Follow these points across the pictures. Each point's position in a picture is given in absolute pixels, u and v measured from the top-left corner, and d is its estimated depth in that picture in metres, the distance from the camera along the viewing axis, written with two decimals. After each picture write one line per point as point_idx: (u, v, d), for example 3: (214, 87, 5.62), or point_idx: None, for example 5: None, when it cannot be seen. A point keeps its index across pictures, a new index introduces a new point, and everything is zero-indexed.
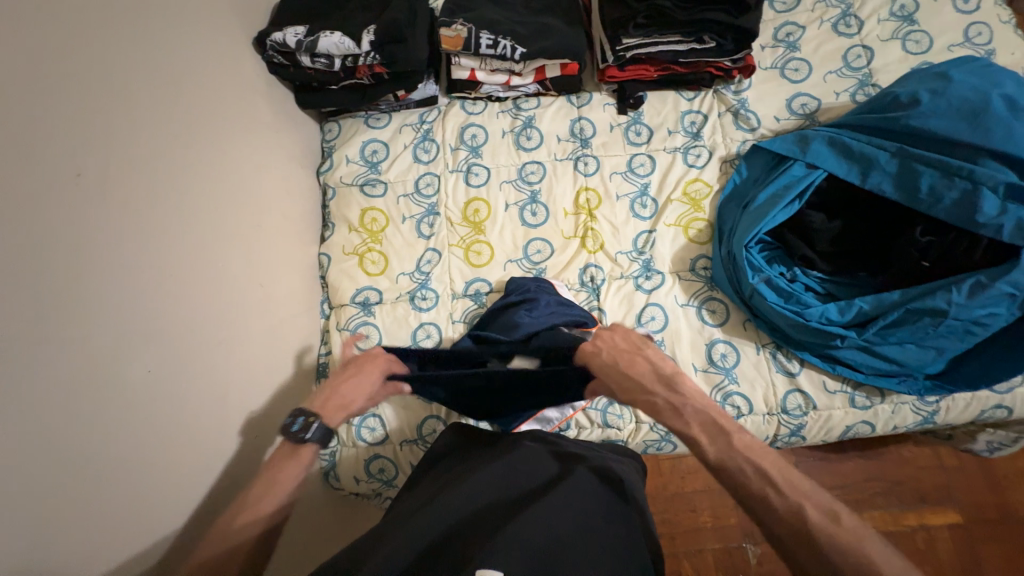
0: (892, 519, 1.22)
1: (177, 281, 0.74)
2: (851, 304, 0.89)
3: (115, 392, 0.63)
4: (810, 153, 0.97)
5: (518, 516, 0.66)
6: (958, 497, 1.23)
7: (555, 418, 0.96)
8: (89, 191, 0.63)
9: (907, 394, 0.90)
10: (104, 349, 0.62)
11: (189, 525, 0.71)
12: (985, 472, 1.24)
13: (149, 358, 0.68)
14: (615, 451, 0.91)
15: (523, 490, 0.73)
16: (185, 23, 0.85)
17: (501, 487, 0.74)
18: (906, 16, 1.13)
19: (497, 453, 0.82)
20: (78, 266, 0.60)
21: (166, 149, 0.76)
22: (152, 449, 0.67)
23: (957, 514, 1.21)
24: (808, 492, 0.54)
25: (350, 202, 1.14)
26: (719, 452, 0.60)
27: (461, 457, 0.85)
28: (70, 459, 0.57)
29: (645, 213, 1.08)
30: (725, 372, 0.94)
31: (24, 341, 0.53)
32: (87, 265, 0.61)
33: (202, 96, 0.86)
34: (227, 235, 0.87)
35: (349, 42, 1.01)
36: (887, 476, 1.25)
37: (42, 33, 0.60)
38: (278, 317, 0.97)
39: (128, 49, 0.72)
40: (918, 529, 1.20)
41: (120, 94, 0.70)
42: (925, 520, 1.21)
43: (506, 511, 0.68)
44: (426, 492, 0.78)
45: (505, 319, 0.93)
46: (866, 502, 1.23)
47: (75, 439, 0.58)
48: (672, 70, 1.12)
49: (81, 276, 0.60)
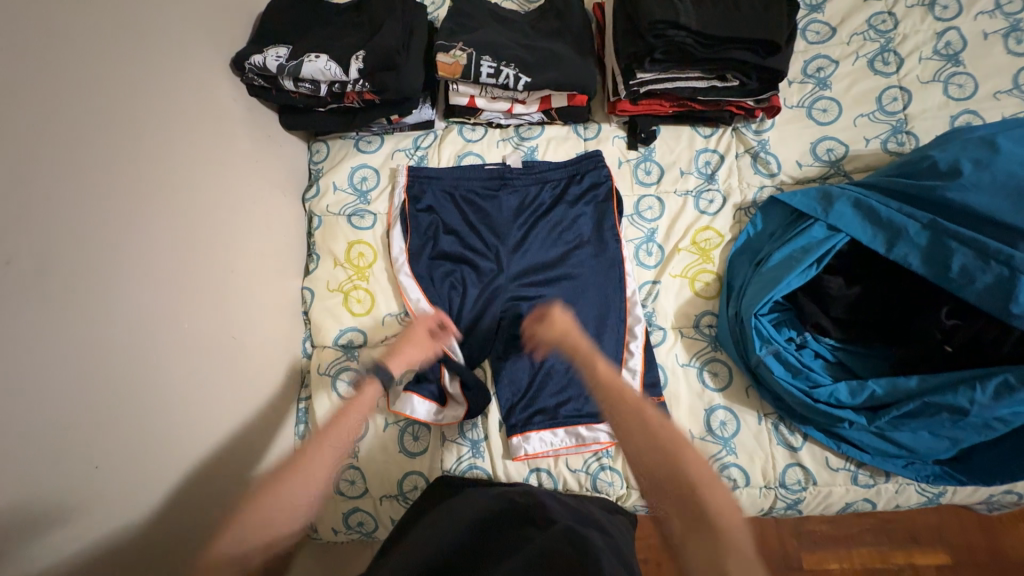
0: (879, 556, 1.20)
1: (122, 357, 0.67)
2: (864, 386, 0.84)
3: (49, 491, 0.57)
4: (833, 215, 0.89)
5: (517, 555, 0.62)
6: (948, 537, 1.21)
7: (551, 451, 0.93)
8: (24, 275, 0.56)
9: (911, 478, 0.86)
10: (42, 449, 0.57)
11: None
12: (977, 516, 1.22)
13: (99, 451, 0.63)
14: (605, 508, 0.86)
15: (488, 534, 0.68)
16: (148, 56, 0.77)
17: (484, 532, 0.69)
18: (950, 55, 1.03)
19: (454, 509, 0.77)
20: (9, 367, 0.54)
21: (121, 208, 0.69)
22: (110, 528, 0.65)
23: (946, 555, 1.20)
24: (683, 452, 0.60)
25: (336, 233, 1.07)
26: (651, 432, 0.61)
27: (447, 504, 0.80)
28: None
29: (651, 261, 1.02)
30: (723, 442, 0.92)
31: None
32: (24, 365, 0.55)
33: (163, 141, 0.78)
34: (195, 288, 0.81)
35: (336, 68, 0.92)
36: (878, 513, 1.23)
37: None
38: (254, 366, 0.93)
39: (74, 100, 0.64)
40: (904, 567, 1.19)
41: (64, 158, 0.62)
42: (913, 560, 1.20)
43: (485, 557, 0.63)
44: (404, 538, 0.73)
45: (497, 341, 0.97)
46: (854, 538, 1.22)
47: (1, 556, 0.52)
48: (689, 106, 1.03)
49: (10, 374, 0.54)
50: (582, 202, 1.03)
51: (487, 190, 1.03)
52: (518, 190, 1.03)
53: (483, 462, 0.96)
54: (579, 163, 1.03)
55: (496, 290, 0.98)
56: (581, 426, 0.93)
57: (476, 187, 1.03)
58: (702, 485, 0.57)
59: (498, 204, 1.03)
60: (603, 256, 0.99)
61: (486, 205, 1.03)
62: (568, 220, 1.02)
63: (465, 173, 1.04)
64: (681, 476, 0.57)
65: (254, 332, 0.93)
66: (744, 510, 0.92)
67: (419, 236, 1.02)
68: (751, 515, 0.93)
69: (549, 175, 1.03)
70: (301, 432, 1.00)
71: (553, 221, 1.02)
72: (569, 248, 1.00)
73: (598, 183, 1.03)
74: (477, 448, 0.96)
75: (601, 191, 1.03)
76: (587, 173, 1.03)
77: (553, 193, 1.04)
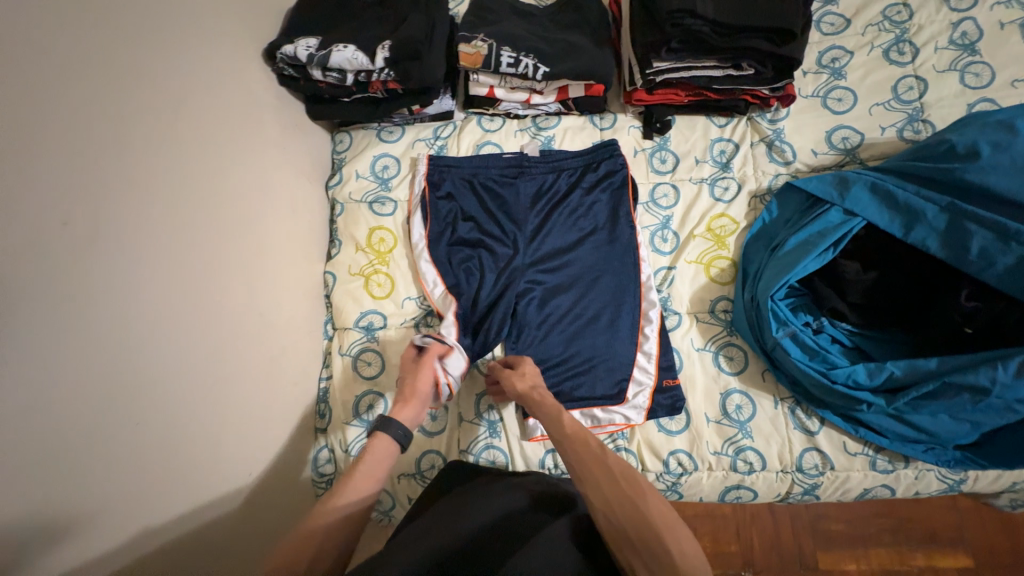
0: (897, 557, 1.19)
1: (164, 322, 0.71)
2: (882, 368, 0.85)
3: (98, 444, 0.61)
4: (849, 199, 0.90)
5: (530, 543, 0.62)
6: (969, 538, 1.19)
7: None
8: (81, 238, 0.60)
9: (932, 463, 0.86)
10: (95, 400, 0.60)
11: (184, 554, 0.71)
12: (998, 516, 1.20)
13: (141, 411, 0.66)
14: None
15: (505, 510, 0.69)
16: (187, 41, 0.81)
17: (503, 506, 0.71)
18: (967, 45, 1.03)
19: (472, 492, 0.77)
20: (58, 321, 0.57)
21: (164, 184, 0.73)
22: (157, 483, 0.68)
23: (969, 557, 1.17)
24: (646, 493, 0.61)
25: (358, 219, 1.10)
26: (617, 480, 0.63)
27: (456, 492, 0.78)
28: (46, 519, 0.55)
29: (666, 247, 1.04)
30: (739, 426, 0.92)
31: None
32: (81, 319, 0.60)
33: (203, 123, 0.82)
34: (228, 264, 0.85)
35: (363, 57, 0.96)
36: (895, 513, 1.21)
37: (42, 76, 0.58)
38: (281, 343, 0.96)
39: (127, 81, 0.69)
40: (924, 569, 1.17)
41: (116, 132, 0.67)
42: (934, 560, 1.18)
43: (513, 536, 0.64)
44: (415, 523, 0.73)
45: (514, 324, 0.98)
46: (871, 538, 1.20)
47: (52, 499, 0.55)
48: (704, 95, 1.05)
49: (68, 327, 0.58)
50: (599, 190, 1.04)
51: (506, 179, 1.06)
52: (536, 179, 1.05)
53: (499, 443, 0.97)
54: (597, 153, 1.05)
55: (514, 273, 0.99)
56: (597, 408, 0.94)
57: (495, 176, 1.06)
58: (666, 526, 0.57)
59: (515, 192, 1.05)
60: (618, 242, 1.01)
61: (504, 192, 1.05)
62: (584, 207, 1.03)
63: (485, 162, 1.06)
64: (641, 522, 0.58)
65: (279, 309, 0.97)
66: (761, 495, 0.92)
67: (437, 221, 1.04)
68: (768, 501, 0.92)
69: (567, 164, 1.06)
70: (321, 411, 1.03)
71: (567, 207, 1.04)
72: (586, 234, 1.02)
73: (617, 172, 1.04)
74: (493, 429, 0.98)
75: (616, 179, 1.04)
76: (606, 162, 1.05)
77: (569, 181, 1.05)
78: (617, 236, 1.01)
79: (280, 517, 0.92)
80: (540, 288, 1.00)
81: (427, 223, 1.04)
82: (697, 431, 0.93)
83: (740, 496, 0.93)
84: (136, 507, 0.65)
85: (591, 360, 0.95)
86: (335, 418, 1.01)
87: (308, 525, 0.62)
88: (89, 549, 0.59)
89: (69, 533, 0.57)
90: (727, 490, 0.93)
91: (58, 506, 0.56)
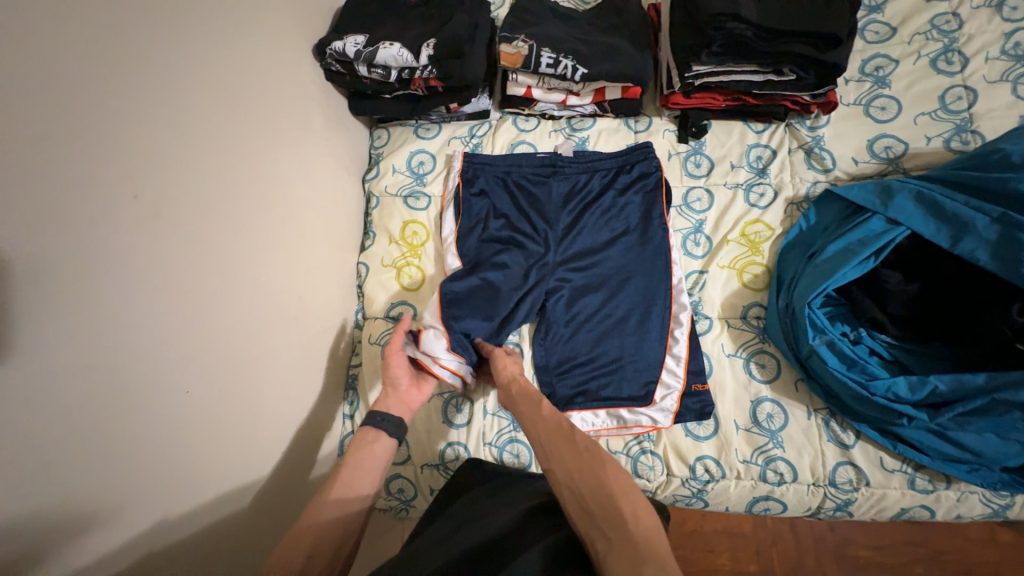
0: None
1: (210, 296, 0.75)
2: (925, 382, 0.82)
3: (148, 404, 0.65)
4: (893, 208, 0.88)
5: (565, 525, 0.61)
6: None
7: (592, 425, 0.94)
8: (144, 211, 0.65)
9: (977, 485, 0.82)
10: (147, 362, 0.64)
11: (215, 519, 0.75)
12: None
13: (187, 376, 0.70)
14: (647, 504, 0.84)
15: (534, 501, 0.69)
16: (245, 36, 0.86)
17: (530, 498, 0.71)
18: (1020, 56, 1.00)
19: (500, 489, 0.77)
20: (120, 286, 0.62)
21: (218, 167, 0.78)
22: (194, 448, 0.72)
23: None
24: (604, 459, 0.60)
25: (393, 212, 1.13)
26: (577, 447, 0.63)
27: (483, 487, 0.78)
28: (100, 469, 0.59)
29: (698, 251, 1.03)
30: (770, 435, 0.90)
31: (63, 361, 0.55)
32: (140, 286, 0.64)
33: (255, 113, 0.87)
34: (270, 247, 0.89)
35: (408, 54, 0.99)
36: (931, 545, 1.16)
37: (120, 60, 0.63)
38: (314, 328, 0.99)
39: (190, 69, 0.74)
40: None
41: (179, 116, 0.72)
42: None
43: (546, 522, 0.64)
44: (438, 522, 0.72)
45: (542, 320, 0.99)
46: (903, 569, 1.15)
47: (105, 450, 0.59)
48: (743, 100, 1.04)
49: (129, 292, 0.62)
50: (632, 193, 1.04)
51: (538, 177, 1.07)
52: (568, 180, 1.06)
53: (523, 437, 0.97)
54: (633, 156, 1.05)
55: (544, 270, 1.00)
56: (623, 409, 0.93)
57: (527, 174, 1.07)
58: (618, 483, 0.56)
59: (548, 191, 1.06)
60: (651, 245, 1.00)
61: (537, 191, 1.06)
62: (617, 208, 1.04)
63: (519, 160, 1.07)
64: (596, 481, 0.57)
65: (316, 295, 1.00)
66: (791, 509, 0.89)
67: (470, 217, 1.06)
68: (798, 514, 0.89)
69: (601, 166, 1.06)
70: (349, 398, 1.05)
71: (599, 209, 1.04)
72: (618, 235, 1.02)
73: (652, 176, 1.04)
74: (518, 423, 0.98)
75: (650, 181, 1.04)
76: (640, 166, 1.05)
77: (603, 183, 1.06)
78: (649, 240, 1.01)
79: (305, 496, 0.94)
80: (570, 286, 1.00)
81: (460, 218, 1.06)
82: (726, 437, 0.92)
83: (768, 507, 0.91)
84: (177, 468, 0.69)
85: (618, 360, 0.95)
86: (362, 405, 1.03)
87: (302, 522, 0.64)
88: (132, 503, 0.63)
89: (118, 485, 0.61)
90: (754, 500, 0.90)
91: (111, 457, 0.60)
